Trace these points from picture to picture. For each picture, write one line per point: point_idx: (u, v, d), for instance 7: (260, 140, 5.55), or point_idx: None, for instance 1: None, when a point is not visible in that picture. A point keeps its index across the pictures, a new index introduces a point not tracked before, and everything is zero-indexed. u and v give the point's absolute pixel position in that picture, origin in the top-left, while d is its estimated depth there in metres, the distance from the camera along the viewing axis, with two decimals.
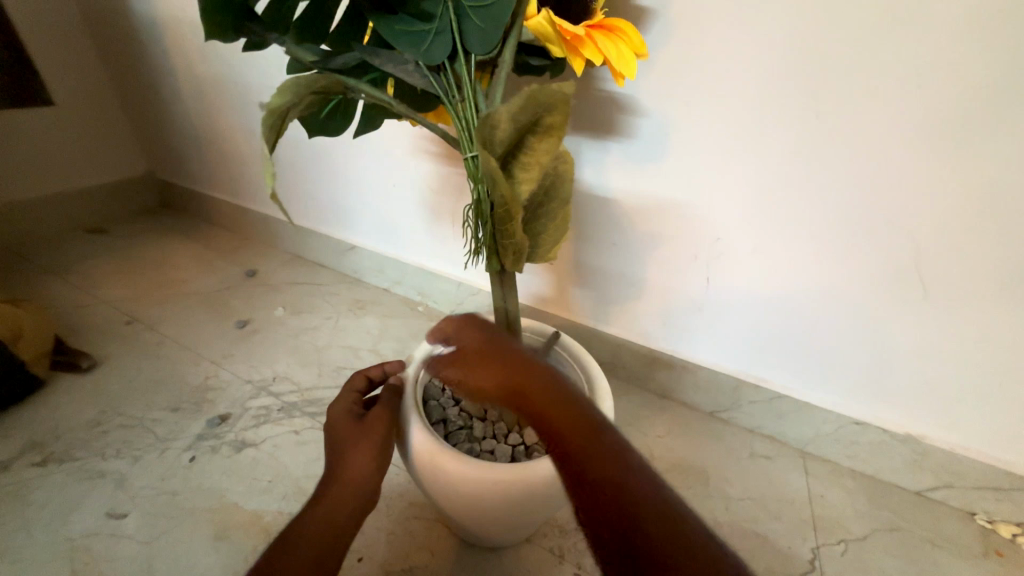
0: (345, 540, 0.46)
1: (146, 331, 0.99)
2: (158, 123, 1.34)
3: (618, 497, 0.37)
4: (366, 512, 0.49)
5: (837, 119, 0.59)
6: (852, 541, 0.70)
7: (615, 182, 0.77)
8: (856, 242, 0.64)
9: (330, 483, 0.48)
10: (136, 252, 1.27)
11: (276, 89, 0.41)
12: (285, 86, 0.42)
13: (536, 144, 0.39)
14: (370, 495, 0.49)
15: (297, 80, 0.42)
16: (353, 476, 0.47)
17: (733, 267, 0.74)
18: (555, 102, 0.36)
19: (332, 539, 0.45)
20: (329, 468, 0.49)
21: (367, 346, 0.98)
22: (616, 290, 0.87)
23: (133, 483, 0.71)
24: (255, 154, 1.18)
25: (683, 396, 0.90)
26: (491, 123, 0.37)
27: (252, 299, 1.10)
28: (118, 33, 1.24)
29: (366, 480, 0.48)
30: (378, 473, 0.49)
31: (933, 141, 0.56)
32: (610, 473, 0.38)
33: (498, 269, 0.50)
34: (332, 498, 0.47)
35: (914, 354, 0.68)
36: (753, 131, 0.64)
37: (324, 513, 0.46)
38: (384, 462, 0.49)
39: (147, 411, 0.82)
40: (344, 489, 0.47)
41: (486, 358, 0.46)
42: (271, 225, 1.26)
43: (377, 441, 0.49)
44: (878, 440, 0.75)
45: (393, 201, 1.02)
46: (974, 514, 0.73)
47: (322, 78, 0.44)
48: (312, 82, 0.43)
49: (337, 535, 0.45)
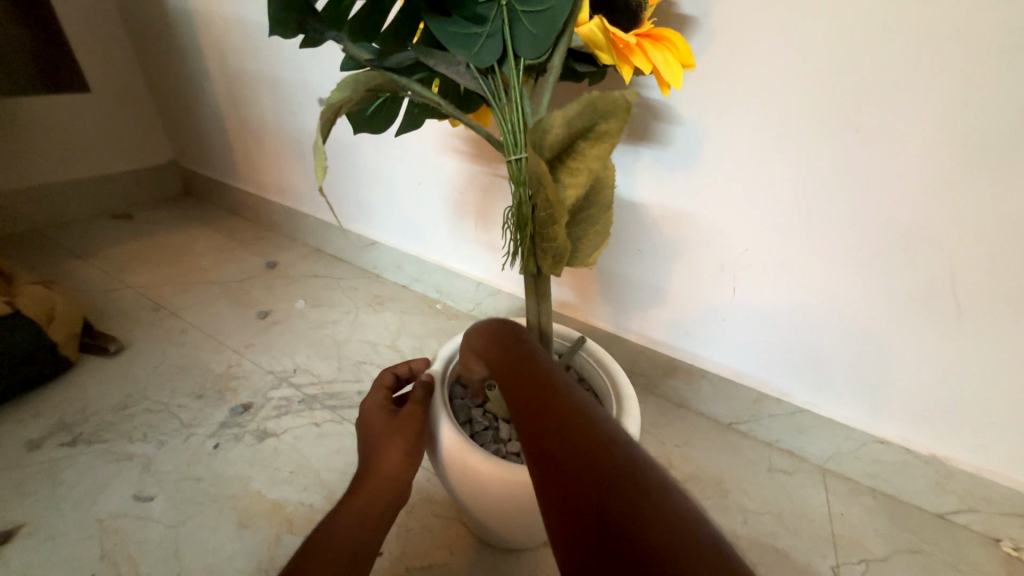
0: (381, 533, 0.47)
1: (170, 317, 1.01)
2: (186, 113, 1.36)
3: (589, 480, 0.34)
4: (397, 506, 0.49)
5: (879, 136, 0.58)
6: (874, 562, 0.69)
7: (646, 189, 0.76)
8: (891, 258, 0.63)
9: (364, 477, 0.48)
10: (160, 239, 1.29)
11: (335, 84, 0.43)
12: (344, 81, 0.43)
13: (588, 150, 0.39)
14: (402, 491, 0.49)
15: (356, 75, 0.43)
16: (388, 471, 0.48)
17: (760, 278, 0.74)
18: (614, 110, 0.36)
19: (367, 533, 0.45)
20: (363, 463, 0.49)
21: (386, 341, 0.98)
22: (638, 297, 0.86)
23: (159, 467, 0.72)
24: (280, 147, 1.19)
25: (701, 406, 0.89)
26: (544, 128, 0.37)
27: (273, 291, 1.11)
28: (153, 23, 1.26)
29: (400, 475, 0.48)
30: (412, 468, 0.49)
31: (979, 162, 0.55)
32: (586, 455, 0.35)
33: (535, 271, 0.50)
34: (367, 492, 0.47)
35: (946, 373, 0.66)
36: (791, 144, 0.63)
37: (359, 507, 0.46)
38: (417, 457, 0.50)
39: (171, 397, 0.83)
40: (378, 484, 0.48)
41: (500, 348, 0.48)
42: (293, 218, 1.27)
43: (410, 437, 0.49)
44: (902, 460, 0.74)
45: (418, 199, 1.02)
46: (998, 540, 0.72)
47: (378, 76, 0.44)
48: (369, 79, 0.44)
49: (371, 529, 0.46)
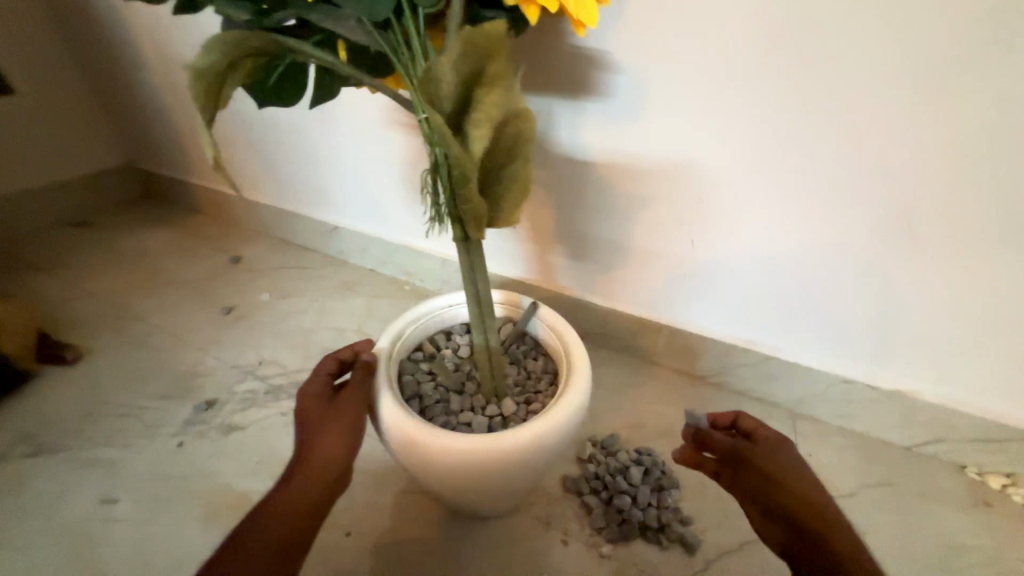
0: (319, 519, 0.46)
1: (132, 321, 0.99)
2: (129, 110, 1.31)
3: None
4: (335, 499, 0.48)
5: (823, 65, 0.55)
6: (842, 498, 0.69)
7: (595, 143, 0.72)
8: (845, 192, 0.61)
9: (299, 465, 0.47)
10: (120, 244, 1.26)
11: (199, 46, 0.37)
12: (208, 41, 0.37)
13: (486, 96, 0.37)
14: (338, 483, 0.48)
15: (223, 35, 0.37)
16: (325, 458, 0.47)
17: (720, 228, 0.71)
18: (492, 45, 0.35)
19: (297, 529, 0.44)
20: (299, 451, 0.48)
21: (354, 326, 0.97)
22: (609, 255, 0.82)
23: (124, 469, 0.72)
24: (231, 137, 1.15)
25: (674, 360, 0.86)
26: (435, 78, 0.36)
27: (237, 286, 1.08)
28: (80, 18, 1.20)
29: (338, 462, 0.47)
30: (350, 454, 0.48)
31: (921, 84, 0.53)
32: None
33: (463, 235, 0.48)
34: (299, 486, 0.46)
35: (909, 307, 0.65)
36: (734, 84, 0.60)
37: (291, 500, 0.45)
38: (356, 444, 0.49)
39: (135, 399, 0.82)
40: (312, 476, 0.46)
41: None
42: (253, 209, 1.23)
43: (347, 429, 0.48)
44: (869, 398, 0.73)
45: (373, 178, 0.98)
46: (963, 467, 0.72)
47: (253, 36, 0.39)
48: (241, 39, 0.38)
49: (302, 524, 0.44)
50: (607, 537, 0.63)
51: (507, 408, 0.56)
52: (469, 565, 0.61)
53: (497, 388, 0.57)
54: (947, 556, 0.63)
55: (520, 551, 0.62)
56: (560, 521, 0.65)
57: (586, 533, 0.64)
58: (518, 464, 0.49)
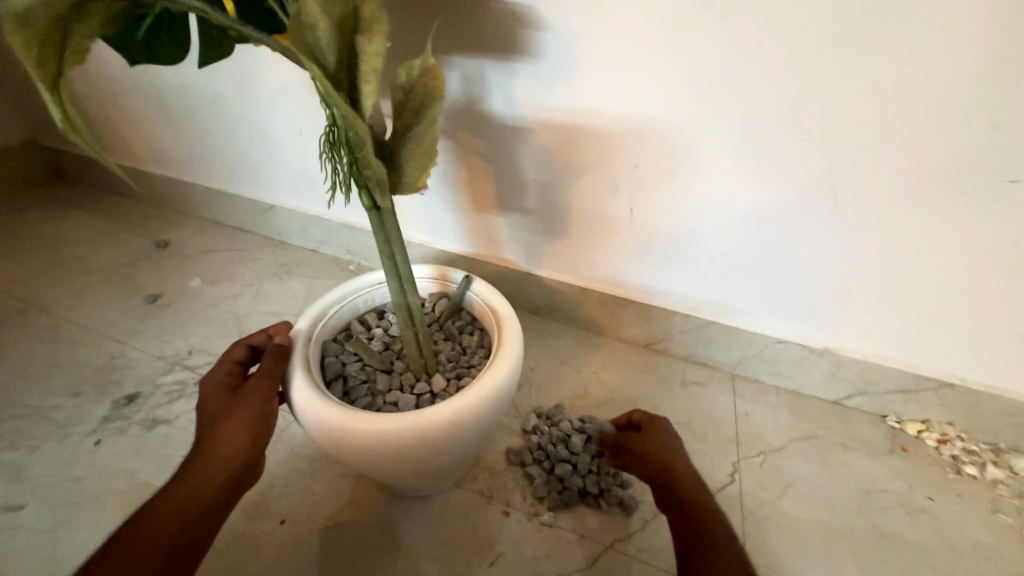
0: (214, 515, 0.43)
1: (41, 314, 0.91)
2: (27, 81, 1.17)
3: None
4: (236, 491, 0.46)
5: (747, 21, 0.54)
6: (771, 453, 0.72)
7: (529, 109, 0.70)
8: (771, 153, 0.61)
9: (195, 457, 0.44)
10: (27, 230, 1.14)
11: None
12: None
13: (368, 48, 0.33)
14: (240, 474, 0.46)
15: None
16: (221, 450, 0.45)
17: (656, 194, 0.70)
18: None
19: (190, 524, 0.41)
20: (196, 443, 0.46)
21: (292, 310, 0.92)
22: (552, 226, 0.80)
23: (31, 473, 0.66)
24: (146, 109, 1.05)
25: (619, 331, 0.87)
26: (308, 25, 0.32)
27: (163, 272, 1.01)
28: None
29: (236, 454, 0.45)
30: (254, 445, 0.46)
31: (840, 38, 0.52)
32: None
33: (373, 204, 0.45)
34: (194, 478, 0.43)
35: (833, 268, 0.66)
36: (661, 44, 0.58)
37: (184, 494, 0.42)
38: (262, 434, 0.47)
39: (44, 399, 0.76)
40: (209, 467, 0.44)
41: None
42: (180, 189, 1.14)
43: (251, 416, 0.46)
44: (800, 356, 0.76)
45: (305, 151, 0.91)
46: (885, 416, 0.76)
47: None
48: None
49: (195, 519, 0.42)
50: (548, 506, 0.63)
51: (437, 385, 0.55)
52: (409, 544, 0.61)
53: (427, 365, 0.56)
54: (864, 500, 0.67)
55: (462, 526, 0.62)
56: (502, 494, 0.65)
57: (528, 502, 0.64)
58: (442, 441, 0.48)
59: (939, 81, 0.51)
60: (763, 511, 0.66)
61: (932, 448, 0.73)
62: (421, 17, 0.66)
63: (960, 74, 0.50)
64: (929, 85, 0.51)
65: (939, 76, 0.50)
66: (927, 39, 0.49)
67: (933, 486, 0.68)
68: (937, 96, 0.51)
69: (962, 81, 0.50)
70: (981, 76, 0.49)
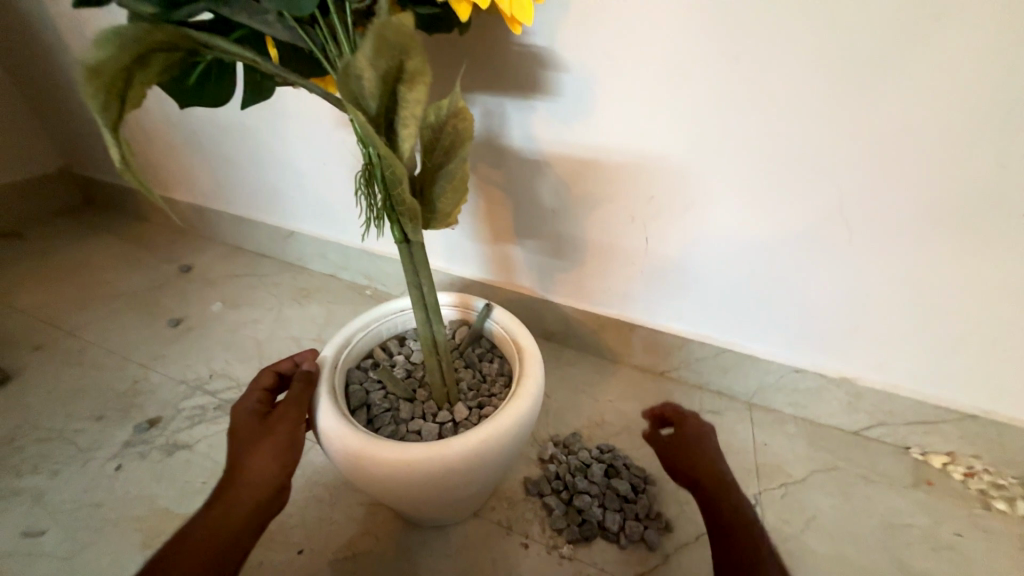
0: (246, 544, 0.44)
1: (67, 338, 0.93)
2: (69, 114, 1.24)
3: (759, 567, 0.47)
4: (267, 518, 0.46)
5: (759, 65, 0.57)
6: (792, 485, 0.71)
7: (547, 144, 0.72)
8: (786, 187, 0.62)
9: (227, 483, 0.45)
10: (58, 255, 1.18)
11: (92, 40, 0.33)
12: (104, 35, 0.33)
13: (409, 96, 0.36)
14: (269, 502, 0.46)
15: (122, 29, 0.33)
16: (251, 477, 0.45)
17: (670, 224, 0.71)
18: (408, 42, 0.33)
19: (219, 552, 0.42)
20: (226, 471, 0.46)
21: (311, 335, 0.93)
22: (567, 255, 0.82)
23: (52, 498, 0.67)
24: (178, 140, 1.10)
25: (635, 357, 0.87)
26: (354, 74, 0.33)
27: (187, 296, 1.03)
28: (12, 21, 1.13)
29: (266, 481, 0.45)
30: (283, 472, 0.46)
31: (848, 82, 0.54)
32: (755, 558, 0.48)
33: (403, 236, 0.47)
34: (224, 505, 0.44)
35: (850, 297, 0.66)
36: (676, 85, 0.61)
37: (213, 521, 0.43)
38: (290, 461, 0.47)
39: (67, 422, 0.77)
40: (240, 494, 0.44)
41: None
42: (205, 215, 1.17)
43: (279, 443, 0.46)
44: (818, 386, 0.75)
45: (328, 181, 0.94)
46: (908, 448, 0.75)
47: (160, 31, 0.35)
48: (147, 34, 0.35)
49: (225, 548, 0.42)
50: (566, 538, 0.62)
51: (459, 414, 0.55)
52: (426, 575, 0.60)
53: (449, 394, 0.56)
54: (889, 536, 0.65)
55: (478, 557, 0.62)
56: (520, 525, 0.65)
57: (546, 534, 0.64)
58: (468, 471, 0.48)
59: (949, 117, 0.52)
60: (787, 545, 0.64)
61: (958, 481, 0.71)
62: (444, 57, 0.70)
63: (969, 112, 0.52)
64: (936, 123, 0.53)
65: (949, 112, 0.52)
66: (935, 79, 0.51)
67: (961, 522, 0.66)
68: (945, 132, 0.53)
69: (970, 118, 0.52)
70: (986, 117, 0.51)
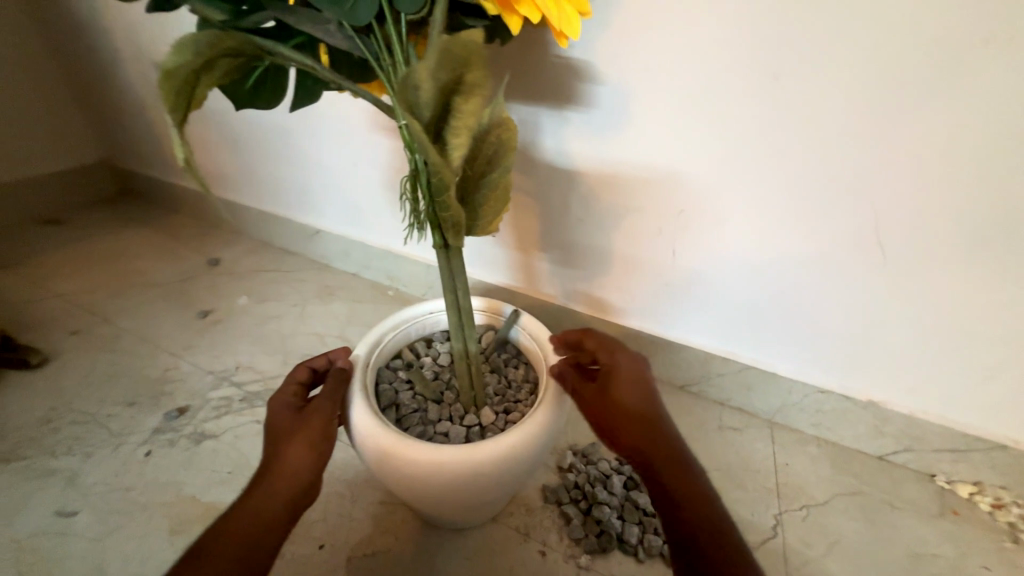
0: (282, 533, 0.44)
1: (101, 324, 0.96)
2: (111, 108, 1.28)
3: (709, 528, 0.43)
4: (302, 509, 0.47)
5: (798, 85, 0.57)
6: (814, 507, 0.70)
7: (579, 155, 0.73)
8: (820, 206, 0.62)
9: (265, 474, 0.46)
10: (93, 243, 1.22)
11: (171, 46, 0.35)
12: (181, 41, 0.35)
13: (464, 107, 0.37)
14: (305, 493, 0.47)
15: (197, 36, 0.35)
16: (288, 469, 0.46)
17: (699, 238, 0.71)
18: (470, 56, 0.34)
19: (258, 540, 0.43)
20: (263, 462, 0.47)
21: (334, 332, 0.95)
22: (592, 264, 0.82)
23: (85, 480, 0.69)
24: (214, 137, 1.13)
25: (655, 370, 0.87)
26: (412, 84, 0.34)
27: (215, 289, 1.06)
28: (63, 17, 1.18)
29: (302, 473, 0.46)
30: (318, 465, 0.47)
31: (889, 104, 0.54)
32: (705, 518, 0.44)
33: (443, 241, 0.48)
34: (262, 495, 0.45)
35: (880, 319, 0.66)
36: (712, 101, 0.61)
37: (252, 510, 0.44)
38: (324, 455, 0.48)
39: (100, 406, 0.79)
40: (277, 485, 0.45)
41: None
42: (234, 210, 1.20)
43: (315, 437, 0.47)
44: (843, 408, 0.74)
45: (358, 182, 0.96)
46: (934, 476, 0.73)
47: (230, 38, 0.37)
48: (218, 41, 0.37)
49: (263, 536, 0.43)
50: (585, 548, 0.62)
51: (486, 418, 0.56)
52: None
53: (477, 398, 0.57)
54: (914, 565, 0.64)
55: (496, 562, 0.62)
56: (538, 532, 0.65)
57: (565, 543, 0.64)
58: (496, 475, 0.49)
59: (992, 143, 0.52)
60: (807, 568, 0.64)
61: (986, 513, 0.69)
62: None
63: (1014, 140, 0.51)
64: (979, 149, 0.53)
65: (992, 139, 0.52)
66: (980, 105, 0.51)
67: (988, 555, 0.65)
68: (987, 158, 0.53)
69: (1014, 145, 0.51)
70: None
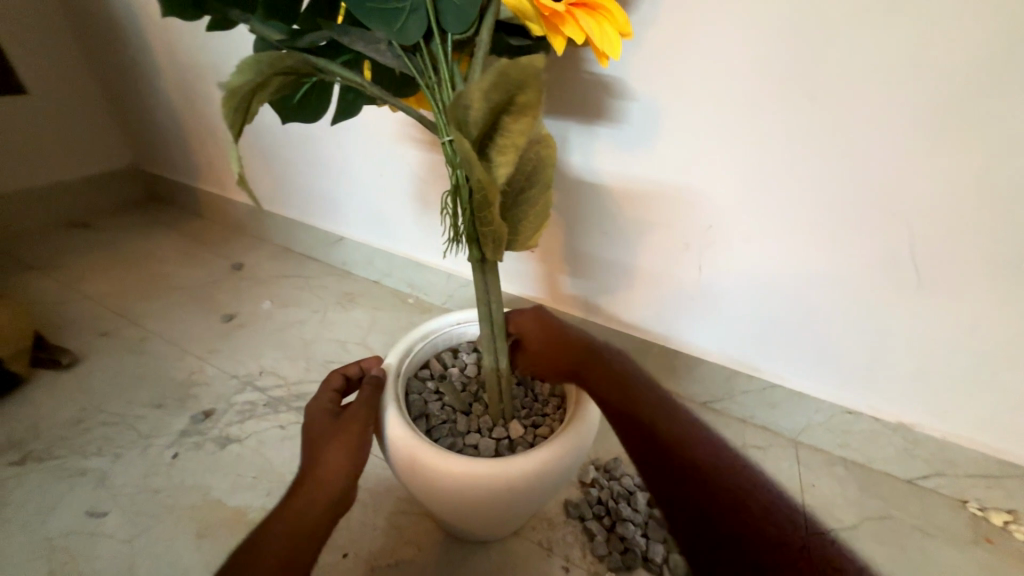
0: (319, 540, 0.45)
1: (130, 326, 0.98)
2: (143, 115, 1.32)
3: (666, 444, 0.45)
4: (337, 516, 0.47)
5: (834, 105, 0.57)
6: (842, 530, 0.69)
7: (606, 170, 0.74)
8: (852, 225, 0.62)
9: (303, 479, 0.47)
10: (122, 246, 1.25)
11: (235, 66, 0.36)
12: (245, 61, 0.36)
13: (512, 126, 0.38)
14: (341, 500, 0.47)
15: (260, 56, 0.36)
16: (325, 474, 0.46)
17: (726, 255, 0.71)
18: (524, 77, 0.34)
19: (297, 545, 0.43)
20: (301, 467, 0.48)
21: (356, 339, 0.95)
22: (616, 278, 0.82)
23: (115, 480, 0.70)
24: (243, 145, 1.16)
25: (677, 385, 0.86)
26: (464, 104, 0.35)
27: (240, 293, 1.08)
28: (103, 28, 1.22)
29: (338, 479, 0.47)
30: (354, 471, 0.48)
31: (927, 126, 0.54)
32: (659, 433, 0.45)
33: (479, 255, 0.49)
34: (301, 500, 0.45)
35: (911, 341, 0.65)
36: (744, 119, 0.62)
37: (291, 515, 0.44)
38: (360, 462, 0.48)
39: (129, 407, 0.81)
40: (314, 491, 0.46)
41: None
42: (259, 216, 1.22)
43: (352, 443, 0.48)
44: (871, 430, 0.73)
45: (383, 192, 0.97)
46: (965, 502, 0.71)
47: (288, 57, 0.38)
48: (278, 60, 0.38)
49: (301, 542, 0.43)
50: (609, 566, 0.62)
51: (514, 431, 0.56)
52: None
53: (505, 411, 0.57)
54: None
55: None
56: (561, 547, 0.64)
57: (588, 560, 0.63)
58: (526, 490, 0.49)
59: None
60: None
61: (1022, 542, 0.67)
62: None
63: None
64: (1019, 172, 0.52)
65: None
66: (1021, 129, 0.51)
67: None
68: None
69: None
70: None
